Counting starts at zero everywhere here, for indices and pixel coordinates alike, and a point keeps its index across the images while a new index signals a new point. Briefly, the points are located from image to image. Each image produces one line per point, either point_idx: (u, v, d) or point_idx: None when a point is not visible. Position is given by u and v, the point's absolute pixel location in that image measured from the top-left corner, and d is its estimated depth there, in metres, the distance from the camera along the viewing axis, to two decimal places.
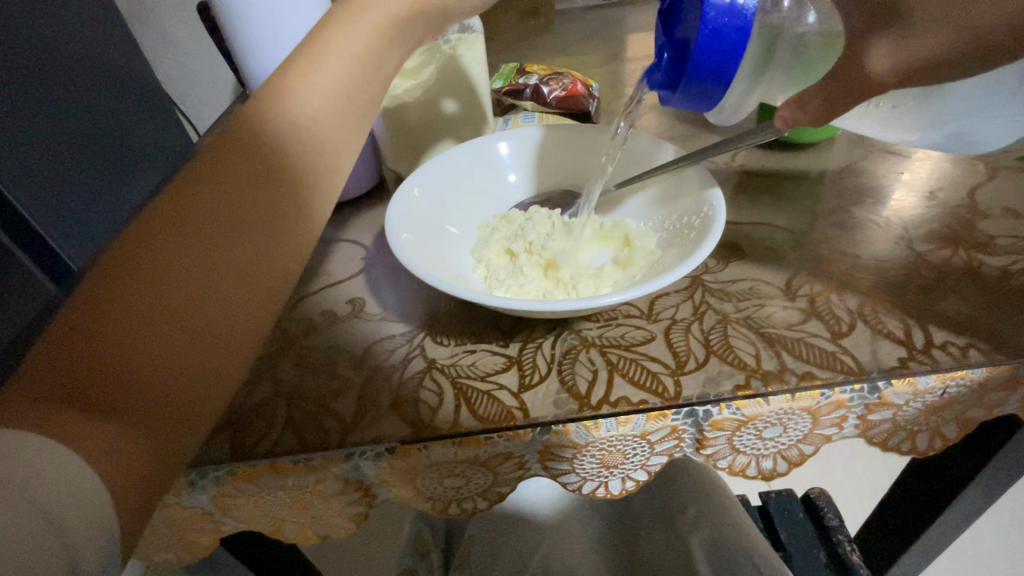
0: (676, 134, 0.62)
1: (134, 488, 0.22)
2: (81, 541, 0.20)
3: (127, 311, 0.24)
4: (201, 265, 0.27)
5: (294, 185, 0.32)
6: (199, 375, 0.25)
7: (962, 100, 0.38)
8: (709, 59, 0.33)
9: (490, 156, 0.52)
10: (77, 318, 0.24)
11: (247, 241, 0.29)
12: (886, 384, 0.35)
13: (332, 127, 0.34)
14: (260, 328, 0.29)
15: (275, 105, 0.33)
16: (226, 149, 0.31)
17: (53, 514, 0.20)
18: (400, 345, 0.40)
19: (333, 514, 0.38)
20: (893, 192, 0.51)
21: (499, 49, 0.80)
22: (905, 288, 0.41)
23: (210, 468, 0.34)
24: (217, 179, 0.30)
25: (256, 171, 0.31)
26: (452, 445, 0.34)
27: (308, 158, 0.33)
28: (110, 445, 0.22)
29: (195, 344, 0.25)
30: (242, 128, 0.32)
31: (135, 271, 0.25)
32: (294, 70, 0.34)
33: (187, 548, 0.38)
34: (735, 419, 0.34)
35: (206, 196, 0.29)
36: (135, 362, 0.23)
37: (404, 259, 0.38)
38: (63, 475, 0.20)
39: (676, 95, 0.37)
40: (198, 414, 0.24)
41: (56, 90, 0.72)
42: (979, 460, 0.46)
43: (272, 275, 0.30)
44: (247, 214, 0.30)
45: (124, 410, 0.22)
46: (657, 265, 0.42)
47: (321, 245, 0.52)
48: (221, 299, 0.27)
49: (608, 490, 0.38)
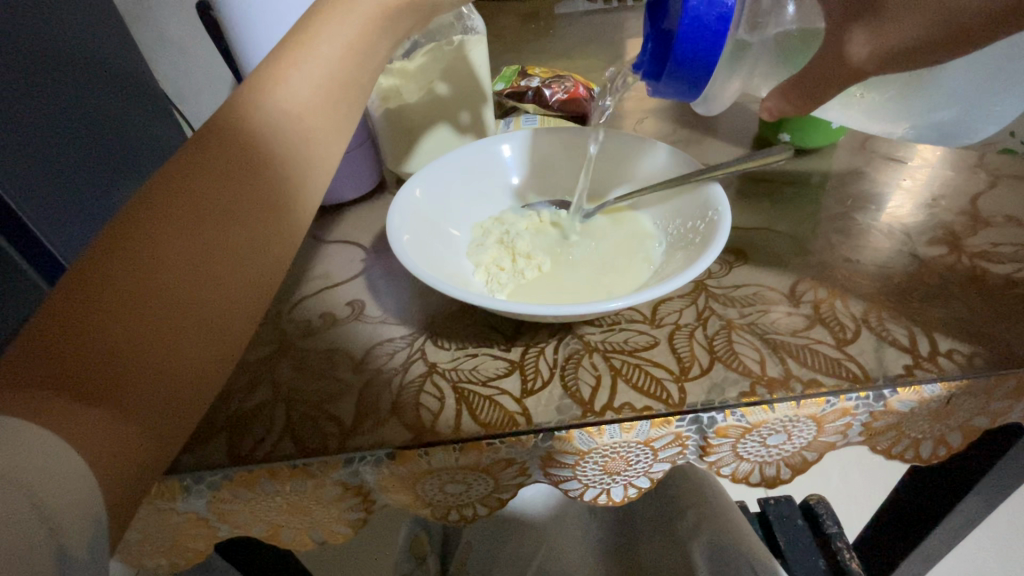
0: (677, 139, 0.62)
1: (124, 476, 0.22)
2: (72, 531, 0.20)
3: (119, 296, 0.24)
4: (195, 251, 0.27)
5: (285, 174, 0.31)
6: (190, 364, 0.25)
7: (950, 86, 0.39)
8: (691, 46, 0.33)
9: (492, 158, 0.51)
10: (63, 302, 0.23)
11: (238, 228, 0.29)
12: (891, 393, 0.34)
13: (322, 120, 0.34)
14: (250, 319, 0.28)
15: (265, 96, 0.32)
16: (214, 134, 0.30)
17: (43, 504, 0.19)
18: (400, 349, 0.40)
19: (331, 519, 0.37)
20: (892, 197, 0.51)
21: (500, 52, 0.80)
22: (907, 294, 0.41)
23: (206, 473, 0.33)
24: (204, 162, 0.29)
25: (248, 158, 0.30)
26: (453, 450, 0.33)
27: (298, 146, 0.32)
28: (100, 433, 0.21)
29: (189, 334, 0.25)
30: (229, 117, 0.31)
31: (122, 256, 0.25)
32: (284, 63, 0.33)
33: (180, 554, 0.37)
34: (740, 426, 0.34)
35: (194, 178, 0.28)
36: (125, 350, 0.23)
37: (407, 261, 0.37)
38: (50, 463, 0.20)
39: (660, 83, 0.37)
40: (187, 405, 0.25)
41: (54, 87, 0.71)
42: (980, 468, 0.46)
43: (264, 263, 0.29)
44: (239, 200, 0.29)
45: (115, 398, 0.22)
46: (662, 271, 0.42)
47: (318, 245, 0.51)
48: (211, 288, 0.27)
49: (610, 497, 0.37)
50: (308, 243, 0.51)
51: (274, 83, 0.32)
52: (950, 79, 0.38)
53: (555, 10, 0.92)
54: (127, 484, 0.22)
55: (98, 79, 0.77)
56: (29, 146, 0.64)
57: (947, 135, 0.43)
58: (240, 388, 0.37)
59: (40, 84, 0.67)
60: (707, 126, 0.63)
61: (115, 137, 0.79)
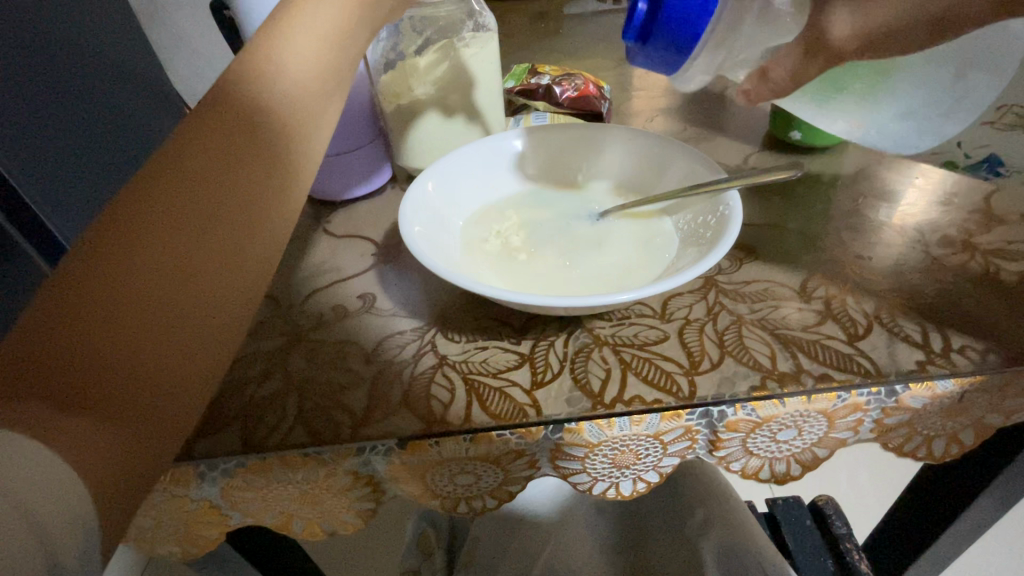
0: (687, 137, 0.62)
1: (121, 486, 0.22)
2: (61, 537, 0.19)
3: (106, 303, 0.23)
4: (179, 256, 0.26)
5: (272, 174, 0.31)
6: (182, 371, 0.24)
7: (911, 85, 0.39)
8: (684, 12, 0.33)
9: (504, 154, 0.52)
10: (46, 311, 0.22)
11: (222, 231, 0.28)
12: (903, 389, 0.34)
13: (307, 115, 0.34)
14: (239, 325, 0.28)
15: (264, 90, 0.32)
16: (195, 127, 0.29)
17: (32, 513, 0.19)
18: (411, 341, 0.40)
19: (342, 509, 0.37)
20: (906, 195, 0.51)
21: (509, 51, 0.80)
22: (920, 292, 0.40)
23: (221, 460, 0.33)
24: (182, 160, 0.28)
25: (231, 158, 0.30)
26: (464, 441, 0.33)
27: (284, 141, 0.33)
28: (88, 443, 0.21)
29: (179, 343, 0.25)
30: (221, 110, 0.30)
31: (103, 259, 0.24)
32: (291, 61, 0.34)
33: (192, 542, 0.37)
34: (750, 420, 0.34)
35: (177, 180, 0.27)
36: (113, 356, 0.22)
37: (417, 251, 0.37)
38: (39, 470, 0.20)
39: (646, 47, 0.36)
40: (180, 413, 0.24)
41: (61, 80, 0.72)
42: (992, 467, 0.46)
43: (248, 268, 0.29)
44: (220, 204, 0.28)
45: (106, 407, 0.22)
46: (672, 265, 0.41)
47: (329, 239, 0.52)
48: (198, 292, 0.26)
49: (619, 491, 0.38)
50: (318, 238, 0.52)
51: (282, 80, 0.33)
52: (915, 78, 0.39)
53: (564, 11, 0.91)
54: (123, 492, 0.22)
55: (92, 72, 0.78)
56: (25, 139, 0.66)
57: (942, 119, 0.41)
58: (253, 378, 0.38)
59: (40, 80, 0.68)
60: (717, 125, 0.63)
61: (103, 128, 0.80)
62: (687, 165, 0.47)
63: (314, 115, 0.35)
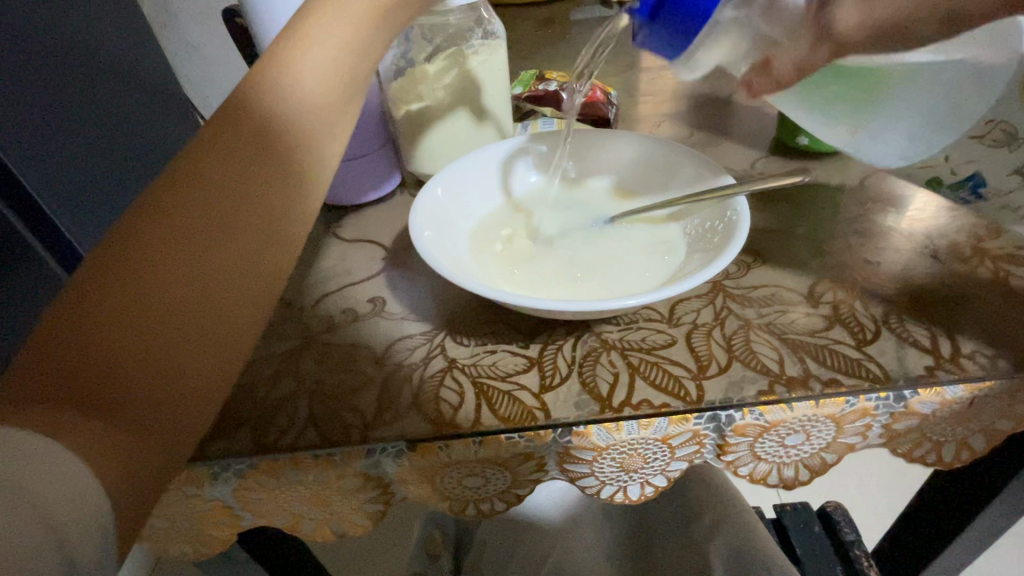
0: (694, 142, 0.62)
1: (135, 486, 0.22)
2: (77, 539, 0.20)
3: (119, 309, 0.24)
4: (192, 260, 0.27)
5: (285, 179, 0.32)
6: (193, 374, 0.25)
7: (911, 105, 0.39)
8: None
9: (513, 158, 0.52)
10: (64, 317, 0.23)
11: (234, 236, 0.29)
12: (912, 394, 0.34)
13: (318, 120, 0.35)
14: (252, 328, 0.28)
15: (278, 98, 0.33)
16: (212, 140, 0.30)
17: (52, 518, 0.19)
18: (420, 345, 0.40)
19: (351, 510, 0.38)
20: (914, 200, 0.51)
21: (516, 58, 0.81)
22: (929, 297, 0.40)
23: (233, 461, 0.34)
24: (198, 171, 0.29)
25: (243, 166, 0.30)
26: (473, 444, 0.34)
27: (297, 148, 0.33)
28: (100, 442, 0.21)
29: (190, 345, 0.25)
30: (233, 122, 0.31)
31: (118, 266, 0.25)
32: (302, 67, 0.34)
33: (204, 542, 0.38)
34: (758, 424, 0.34)
35: (190, 190, 0.28)
36: (126, 359, 0.23)
37: (427, 255, 0.38)
38: (55, 472, 0.20)
39: (653, 27, 0.35)
40: (192, 415, 0.24)
41: (78, 88, 0.74)
42: (1003, 474, 0.45)
43: (261, 272, 0.29)
44: (232, 210, 0.29)
45: (119, 409, 0.22)
46: (679, 271, 0.42)
47: (339, 243, 0.52)
48: (209, 296, 0.27)
49: (627, 495, 0.38)
50: (328, 242, 0.53)
51: (294, 85, 0.34)
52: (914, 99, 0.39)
53: (570, 17, 0.92)
54: (137, 493, 0.22)
55: (108, 80, 0.80)
56: (41, 145, 0.68)
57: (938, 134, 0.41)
58: (265, 380, 0.38)
59: (56, 89, 0.70)
60: (724, 130, 0.63)
61: (120, 134, 0.81)
62: (694, 170, 0.48)
63: (326, 119, 0.35)
